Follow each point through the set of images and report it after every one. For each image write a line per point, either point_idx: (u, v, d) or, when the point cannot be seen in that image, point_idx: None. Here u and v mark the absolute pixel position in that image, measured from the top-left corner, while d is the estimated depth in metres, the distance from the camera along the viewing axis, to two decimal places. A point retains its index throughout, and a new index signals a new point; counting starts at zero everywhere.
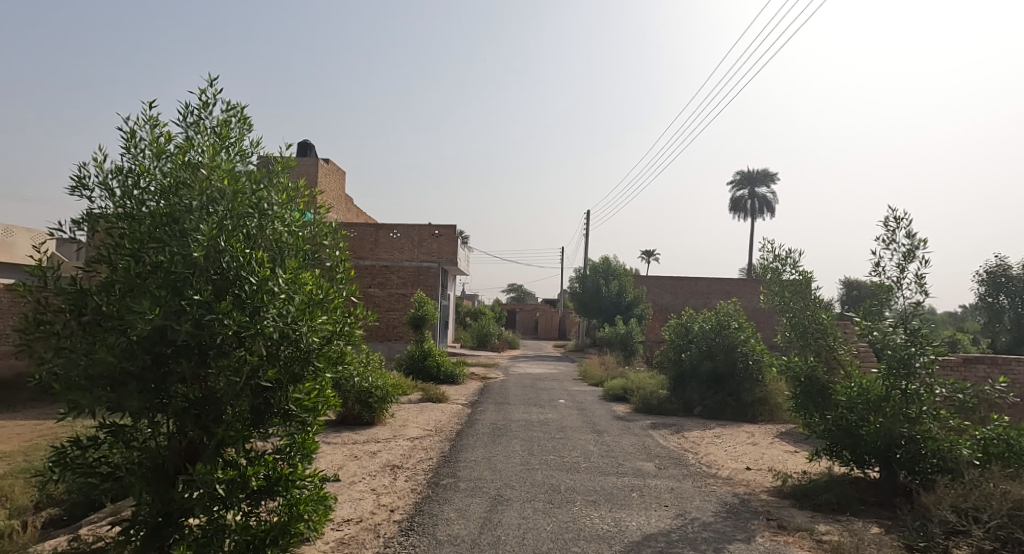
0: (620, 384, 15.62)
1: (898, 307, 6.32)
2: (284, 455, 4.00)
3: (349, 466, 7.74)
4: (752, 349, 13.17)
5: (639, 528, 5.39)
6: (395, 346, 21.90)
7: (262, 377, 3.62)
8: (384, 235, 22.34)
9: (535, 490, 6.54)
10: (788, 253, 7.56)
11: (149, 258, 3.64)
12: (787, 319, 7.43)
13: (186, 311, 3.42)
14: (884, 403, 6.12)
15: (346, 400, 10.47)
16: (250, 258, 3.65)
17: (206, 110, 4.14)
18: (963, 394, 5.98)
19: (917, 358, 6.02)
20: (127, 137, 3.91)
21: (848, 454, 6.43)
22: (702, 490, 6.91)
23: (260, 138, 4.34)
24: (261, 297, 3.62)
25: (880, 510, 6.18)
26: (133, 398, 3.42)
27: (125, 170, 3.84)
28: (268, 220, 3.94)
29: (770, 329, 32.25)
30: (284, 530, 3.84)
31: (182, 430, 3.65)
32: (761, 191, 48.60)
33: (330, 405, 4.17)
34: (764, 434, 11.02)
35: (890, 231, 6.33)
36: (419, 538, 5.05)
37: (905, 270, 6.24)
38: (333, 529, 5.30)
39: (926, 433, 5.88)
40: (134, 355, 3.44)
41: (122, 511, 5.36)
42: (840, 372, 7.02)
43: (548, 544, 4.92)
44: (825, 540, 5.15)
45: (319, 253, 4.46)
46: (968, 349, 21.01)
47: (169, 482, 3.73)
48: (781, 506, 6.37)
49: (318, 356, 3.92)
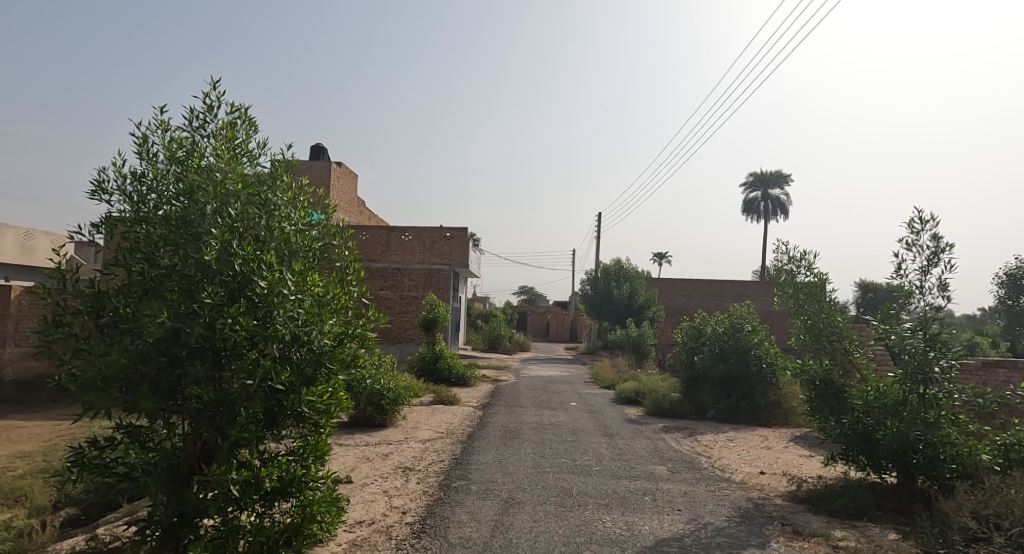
0: (631, 387, 15.57)
1: (917, 311, 6.18)
2: (297, 457, 4.04)
3: (361, 468, 7.78)
4: (765, 352, 13.07)
5: (651, 533, 5.35)
6: (406, 348, 21.98)
7: (275, 379, 3.65)
8: (395, 238, 22.47)
9: (546, 494, 6.52)
10: (803, 254, 7.50)
11: (163, 262, 3.68)
12: (802, 321, 7.39)
13: (198, 314, 3.44)
14: (901, 407, 6.03)
15: (357, 402, 10.51)
16: (260, 261, 3.67)
17: (211, 113, 4.18)
18: (983, 399, 5.89)
19: (936, 363, 5.95)
20: (140, 142, 3.96)
21: (864, 459, 6.34)
22: (715, 494, 6.85)
23: (266, 139, 4.38)
24: (273, 299, 3.63)
25: (898, 516, 6.10)
26: (148, 400, 3.44)
27: (140, 174, 3.89)
28: (277, 222, 3.96)
29: (783, 330, 32.01)
30: (297, 531, 3.89)
31: (197, 431, 3.67)
32: (775, 194, 48.24)
33: (342, 408, 4.17)
34: (777, 438, 10.92)
35: (915, 233, 6.20)
36: (430, 540, 5.06)
37: (928, 274, 6.13)
38: (346, 531, 5.31)
39: (945, 438, 5.79)
40: (149, 357, 3.46)
41: (138, 512, 5.43)
42: (856, 375, 6.93)
43: (560, 547, 4.91)
44: (840, 546, 5.09)
45: (329, 254, 4.50)
46: (986, 352, 20.73)
47: (184, 483, 3.75)
48: (796, 511, 6.30)
49: (330, 358, 3.93)
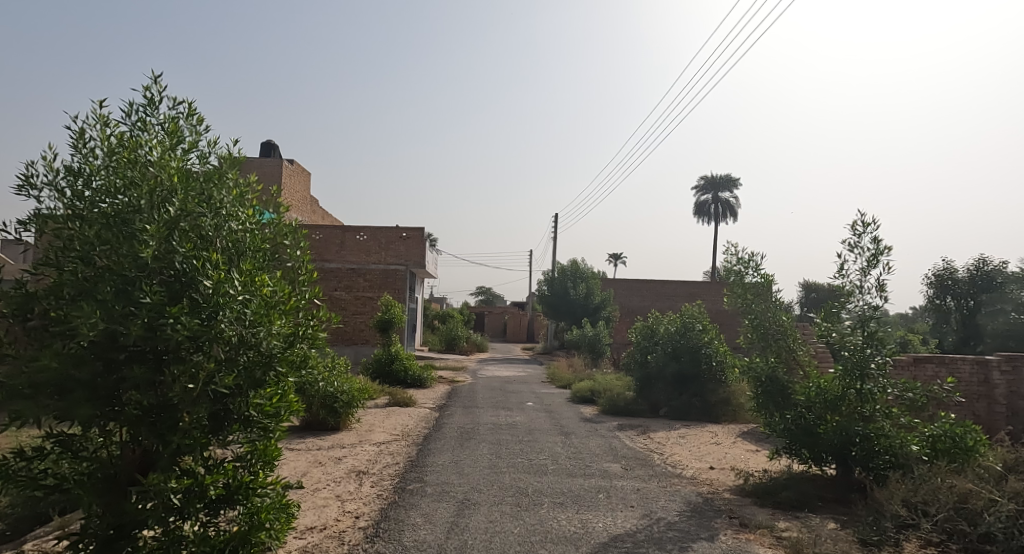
0: (587, 387, 15.79)
1: (857, 310, 6.47)
2: (244, 463, 3.91)
3: (313, 473, 7.62)
4: (716, 351, 13.46)
5: (605, 530, 5.44)
6: (362, 350, 21.69)
7: (220, 382, 3.51)
8: (350, 237, 22.06)
9: (502, 494, 6.53)
10: (751, 256, 7.74)
11: (99, 261, 3.50)
12: (748, 321, 7.59)
13: (137, 315, 3.29)
14: (840, 402, 6.33)
15: (310, 405, 10.27)
16: (204, 261, 3.55)
17: (153, 107, 4.02)
18: (913, 393, 6.20)
19: (872, 359, 6.25)
20: (75, 136, 3.77)
21: (806, 453, 6.59)
22: (667, 490, 7.02)
23: (213, 135, 4.24)
24: (218, 300, 3.51)
25: (837, 506, 6.36)
26: (82, 406, 3.30)
27: (74, 170, 3.71)
28: (223, 220, 3.85)
29: (732, 330, 32.99)
30: (244, 540, 3.77)
31: (136, 438, 3.52)
32: (725, 198, 49.68)
33: (293, 411, 4.08)
34: (727, 433, 11.26)
35: (857, 235, 6.51)
36: (384, 544, 4.99)
37: (867, 275, 6.45)
38: (296, 538, 5.19)
39: (879, 431, 6.12)
40: (84, 362, 3.32)
41: (70, 525, 5.16)
42: (799, 372, 7.21)
43: (514, 547, 4.93)
44: (784, 536, 5.28)
45: (280, 254, 4.41)
46: (917, 349, 21.92)
47: (122, 493, 3.59)
48: (743, 504, 6.51)
49: (280, 361, 3.83)
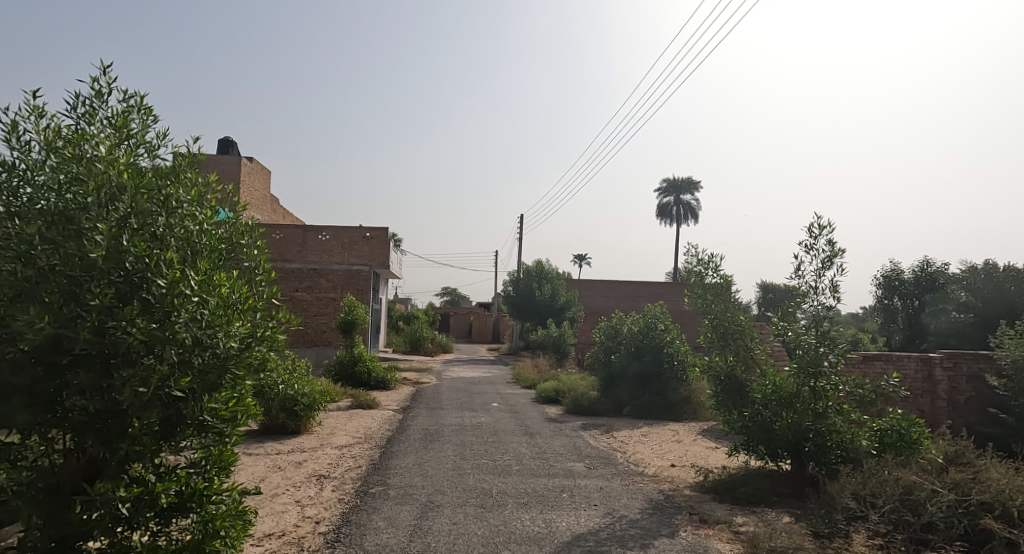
0: (551, 386, 15.89)
1: (811, 310, 6.66)
2: (198, 469, 3.79)
3: (272, 478, 7.44)
4: (677, 350, 13.71)
5: (568, 529, 5.47)
6: (324, 352, 21.33)
7: (174, 385, 3.41)
8: (312, 237, 21.65)
9: (466, 495, 6.50)
10: (710, 257, 7.91)
11: (41, 261, 3.34)
12: (708, 321, 7.73)
13: (85, 318, 3.17)
14: (795, 399, 6.52)
15: (269, 409, 10.03)
16: (158, 260, 3.43)
17: (100, 99, 3.86)
18: (863, 389, 6.41)
19: (825, 357, 6.45)
20: (10, 128, 3.59)
21: (762, 449, 6.75)
22: (629, 488, 7.10)
23: (165, 130, 4.10)
24: (172, 301, 3.40)
25: (791, 500, 6.55)
26: (21, 413, 3.14)
27: (12, 164, 3.54)
28: (177, 219, 3.73)
29: (692, 330, 33.68)
30: (199, 548, 3.68)
31: (81, 445, 3.38)
32: (686, 200, 50.64)
33: (250, 415, 4.01)
34: (687, 431, 11.49)
35: (813, 236, 6.71)
36: (345, 549, 4.91)
37: (822, 276, 6.66)
38: (253, 545, 5.06)
39: (831, 426, 6.33)
40: (23, 367, 3.16)
41: (8, 539, 4.90)
42: (756, 370, 7.40)
43: (478, 548, 4.92)
44: (741, 531, 5.41)
45: (237, 254, 4.30)
46: (867, 347, 22.77)
47: (65, 503, 3.44)
48: (702, 500, 6.64)
49: (236, 364, 3.71)
